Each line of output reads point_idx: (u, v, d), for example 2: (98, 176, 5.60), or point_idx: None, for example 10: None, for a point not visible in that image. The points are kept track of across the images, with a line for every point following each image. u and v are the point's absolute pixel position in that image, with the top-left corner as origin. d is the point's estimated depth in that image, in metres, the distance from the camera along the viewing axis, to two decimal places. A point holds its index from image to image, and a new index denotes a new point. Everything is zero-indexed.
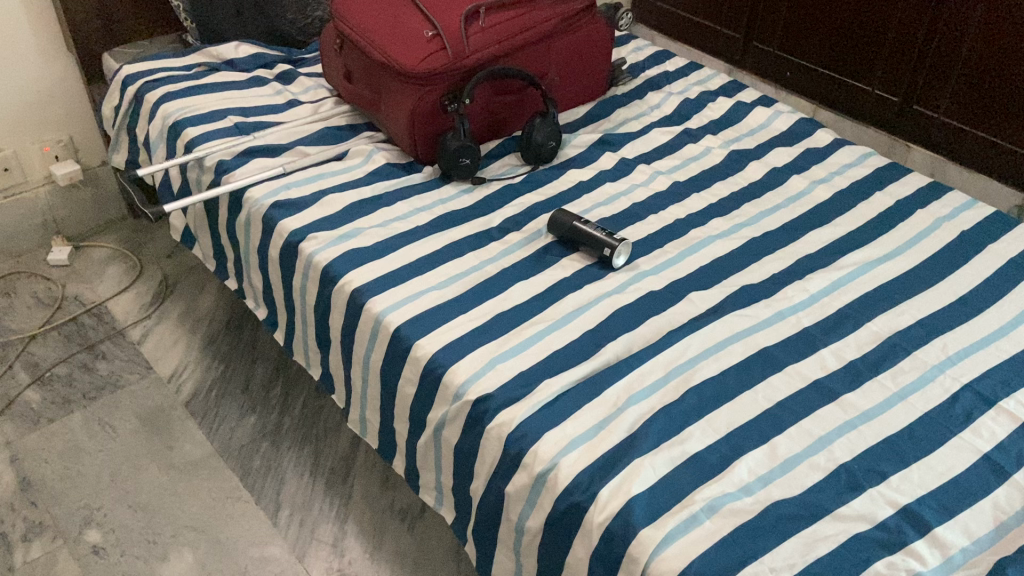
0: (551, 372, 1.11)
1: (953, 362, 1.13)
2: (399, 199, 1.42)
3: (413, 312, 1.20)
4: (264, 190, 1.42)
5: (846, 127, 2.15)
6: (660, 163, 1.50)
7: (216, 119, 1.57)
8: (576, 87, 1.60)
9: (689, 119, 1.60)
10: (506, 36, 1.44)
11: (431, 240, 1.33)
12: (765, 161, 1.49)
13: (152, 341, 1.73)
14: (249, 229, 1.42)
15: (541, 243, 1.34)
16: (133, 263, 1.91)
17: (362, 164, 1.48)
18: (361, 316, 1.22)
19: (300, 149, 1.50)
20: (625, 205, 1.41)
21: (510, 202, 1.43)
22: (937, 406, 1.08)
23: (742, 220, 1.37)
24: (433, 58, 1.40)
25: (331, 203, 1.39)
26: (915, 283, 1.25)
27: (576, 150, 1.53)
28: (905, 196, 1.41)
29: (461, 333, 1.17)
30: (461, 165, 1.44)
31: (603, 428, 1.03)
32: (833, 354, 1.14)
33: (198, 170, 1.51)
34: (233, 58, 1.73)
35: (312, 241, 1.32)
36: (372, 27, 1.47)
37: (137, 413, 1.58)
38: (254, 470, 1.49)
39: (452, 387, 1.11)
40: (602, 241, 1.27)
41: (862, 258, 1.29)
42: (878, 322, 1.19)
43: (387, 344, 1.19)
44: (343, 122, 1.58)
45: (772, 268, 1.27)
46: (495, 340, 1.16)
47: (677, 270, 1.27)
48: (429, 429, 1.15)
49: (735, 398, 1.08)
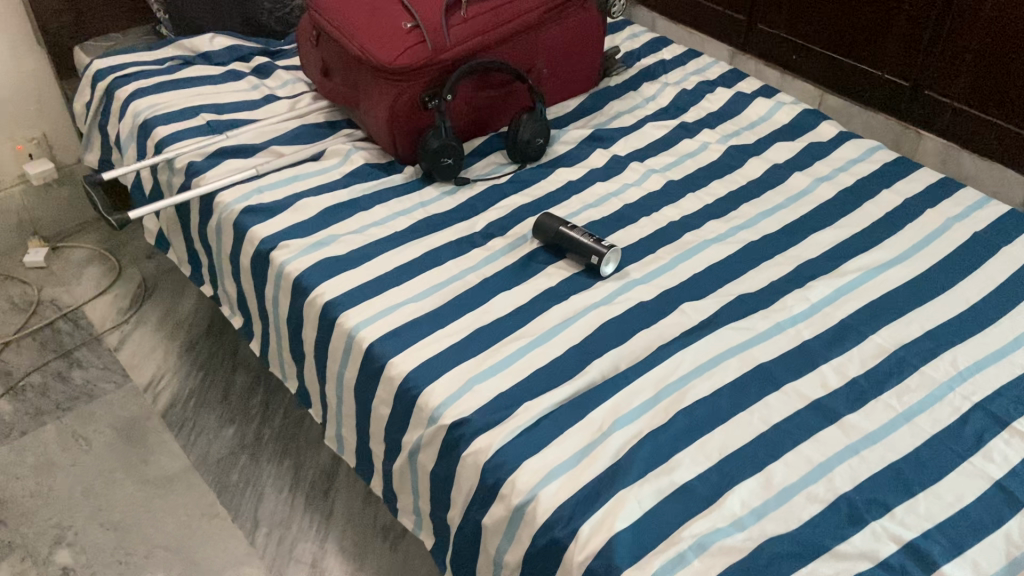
0: (532, 393, 1.04)
1: (963, 378, 1.06)
2: (378, 202, 1.35)
3: (388, 326, 1.13)
4: (236, 194, 1.35)
5: (855, 114, 2.06)
6: (654, 159, 1.42)
7: (188, 117, 1.50)
8: (565, 79, 1.52)
9: (686, 112, 1.51)
10: (489, 27, 1.36)
11: (410, 247, 1.26)
12: (766, 157, 1.41)
13: (130, 347, 1.67)
14: (220, 235, 1.35)
15: (526, 249, 1.26)
16: (112, 265, 1.85)
17: (340, 165, 1.41)
18: (334, 331, 1.16)
19: (275, 149, 1.43)
20: (615, 207, 1.33)
21: (495, 204, 1.36)
22: (946, 427, 1.00)
23: (740, 222, 1.29)
24: (411, 52, 1.32)
25: (305, 208, 1.32)
26: (923, 290, 1.17)
27: (565, 147, 1.45)
28: (914, 194, 1.33)
29: (438, 350, 1.10)
30: (444, 165, 1.37)
31: (586, 456, 0.96)
32: (834, 370, 1.07)
33: (169, 172, 1.44)
34: (208, 50, 1.65)
35: (284, 249, 1.25)
36: (348, 19, 1.39)
37: (113, 424, 1.52)
38: (232, 485, 1.43)
39: (427, 409, 1.04)
40: (589, 247, 1.20)
41: (867, 263, 1.21)
42: (883, 334, 1.11)
43: (361, 361, 1.12)
44: (321, 120, 1.51)
45: (771, 275, 1.20)
46: (473, 357, 1.09)
47: (669, 278, 1.20)
48: (405, 452, 1.08)
49: (729, 420, 1.01)
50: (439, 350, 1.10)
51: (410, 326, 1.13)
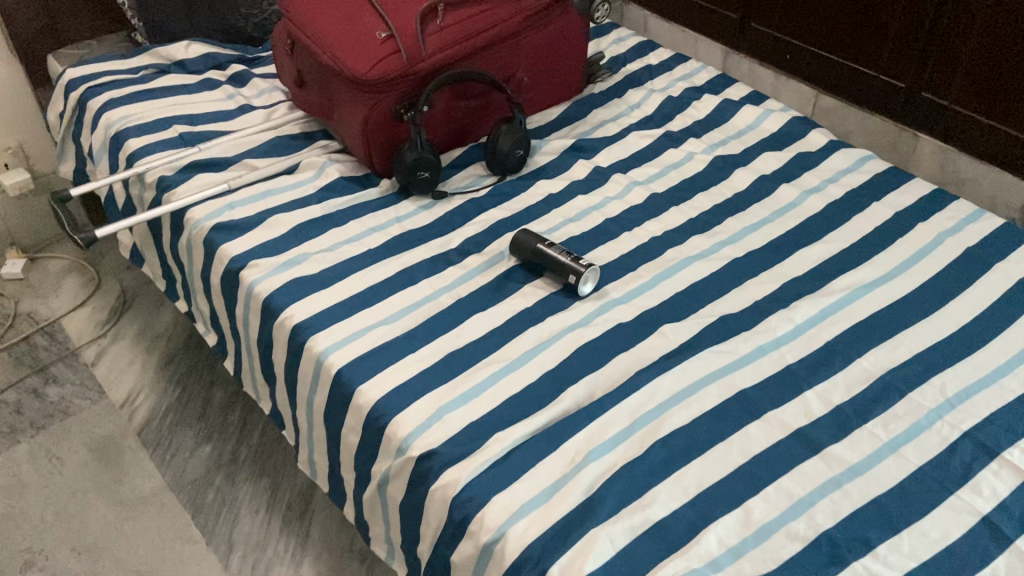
0: (504, 422, 1.00)
1: (952, 405, 1.02)
2: (352, 218, 1.31)
3: (357, 351, 1.09)
4: (206, 210, 1.31)
5: (851, 116, 2.01)
6: (637, 171, 1.38)
7: (161, 129, 1.46)
8: (547, 87, 1.48)
9: (671, 121, 1.47)
10: (467, 36, 1.32)
11: (383, 265, 1.23)
12: (752, 168, 1.37)
13: (107, 362, 1.64)
14: (191, 252, 1.32)
15: (503, 267, 1.23)
16: (91, 276, 1.81)
17: (314, 178, 1.37)
18: (303, 355, 1.12)
19: (248, 162, 1.40)
20: (597, 221, 1.29)
21: (472, 219, 1.32)
22: (933, 458, 0.97)
23: (724, 237, 1.25)
24: (385, 63, 1.28)
25: (277, 224, 1.28)
26: (912, 311, 1.13)
27: (547, 158, 1.41)
28: (905, 207, 1.29)
29: (408, 376, 1.06)
30: (420, 178, 1.33)
31: (557, 491, 0.93)
32: (818, 396, 1.03)
33: (140, 186, 1.41)
34: (183, 58, 1.61)
35: (254, 269, 1.21)
36: (322, 27, 1.35)
37: (87, 443, 1.49)
38: (207, 506, 1.40)
39: (395, 440, 1.01)
40: (567, 265, 1.16)
41: (854, 282, 1.17)
42: (870, 357, 1.07)
43: (329, 388, 1.09)
44: (297, 131, 1.47)
45: (755, 295, 1.16)
46: (444, 384, 1.05)
47: (650, 298, 1.16)
48: (374, 482, 1.05)
49: (707, 451, 0.97)
50: (409, 376, 1.06)
51: (381, 351, 1.09)
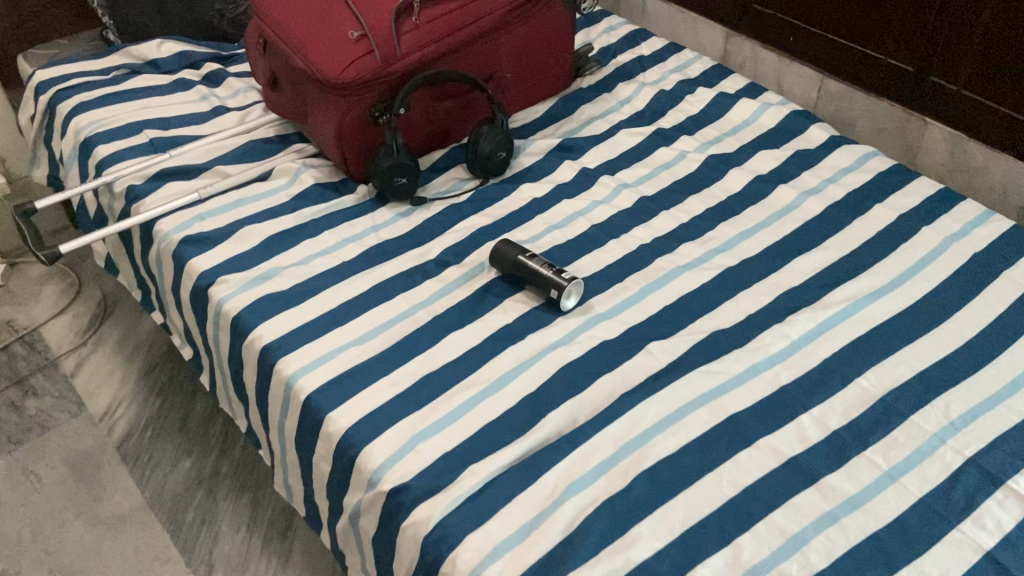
0: (480, 452, 0.95)
1: (956, 429, 0.96)
2: (327, 228, 1.25)
3: (328, 374, 1.04)
4: (176, 222, 1.25)
5: (857, 100, 1.92)
6: (626, 172, 1.31)
7: (131, 134, 1.40)
8: (532, 83, 1.41)
9: (663, 117, 1.40)
10: (445, 33, 1.25)
11: (358, 280, 1.17)
12: (748, 168, 1.30)
13: (87, 372, 1.59)
14: (161, 266, 1.26)
15: (484, 280, 1.17)
16: (72, 281, 1.77)
17: (288, 186, 1.31)
18: (272, 378, 1.07)
19: (220, 169, 1.34)
20: (583, 228, 1.23)
21: (453, 226, 1.26)
22: (935, 488, 0.91)
23: (717, 244, 1.19)
24: (358, 64, 1.22)
25: (249, 236, 1.23)
26: (914, 324, 1.07)
27: (532, 159, 1.35)
28: (909, 208, 1.22)
29: (380, 402, 1.01)
30: (398, 185, 1.27)
31: (534, 529, 0.87)
32: (813, 421, 0.97)
33: (109, 196, 1.35)
34: (155, 58, 1.55)
35: (223, 285, 1.16)
36: (294, 26, 1.28)
37: (66, 459, 1.45)
38: (187, 523, 1.35)
39: (365, 472, 0.95)
40: (549, 278, 1.10)
41: (853, 292, 1.11)
42: (869, 377, 1.01)
43: (299, 414, 1.03)
44: (272, 135, 1.41)
45: (748, 308, 1.10)
46: (418, 409, 1.00)
47: (637, 313, 1.10)
48: (347, 514, 1.00)
49: (694, 483, 0.91)
50: (382, 401, 1.01)
51: (353, 373, 1.04)
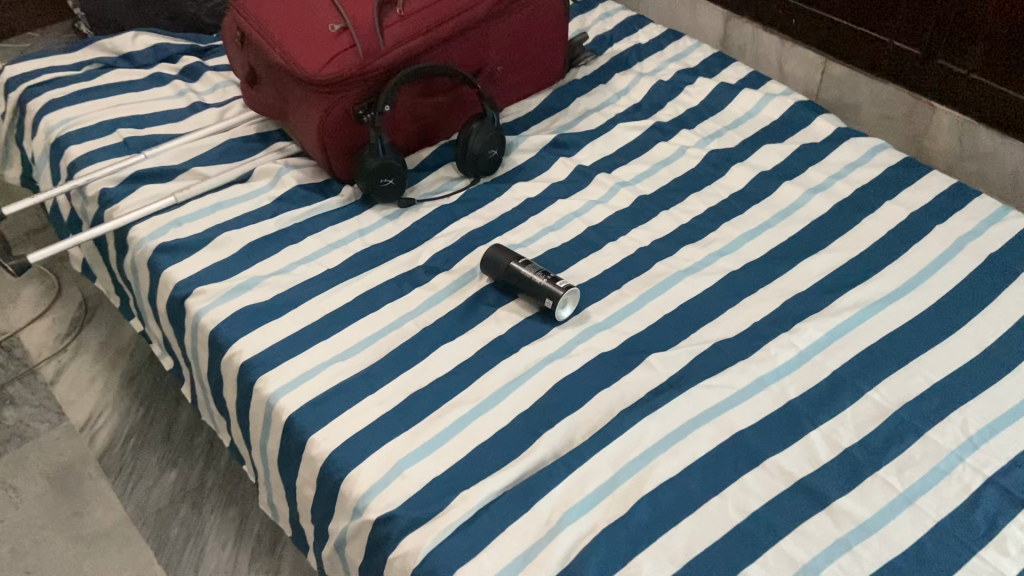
0: (471, 476, 0.90)
1: (974, 446, 0.90)
2: (310, 232, 1.19)
3: (311, 393, 0.98)
4: (151, 227, 1.19)
5: (862, 84, 1.86)
6: (624, 169, 1.25)
7: (104, 133, 1.34)
8: (525, 75, 1.35)
9: (661, 109, 1.34)
10: (432, 24, 1.19)
11: (342, 288, 1.11)
12: (751, 163, 1.24)
13: (67, 379, 1.54)
14: (137, 274, 1.20)
15: (475, 287, 1.11)
16: (51, 284, 1.71)
17: (269, 188, 1.25)
18: (253, 396, 1.01)
19: (197, 171, 1.27)
20: (578, 231, 1.17)
21: (443, 229, 1.20)
22: (953, 511, 0.85)
23: (720, 247, 1.13)
24: (339, 60, 1.15)
25: (228, 242, 1.17)
26: (928, 331, 1.01)
27: (524, 156, 1.29)
28: (920, 206, 1.16)
29: (366, 422, 0.95)
30: (384, 186, 1.21)
31: (529, 561, 0.82)
32: (824, 438, 0.92)
33: (82, 200, 1.29)
34: (130, 51, 1.48)
35: (201, 296, 1.10)
36: (272, 18, 1.22)
37: (46, 473, 1.40)
38: (172, 539, 1.30)
39: (350, 498, 0.90)
40: (544, 287, 1.05)
41: (864, 298, 1.05)
42: (882, 390, 0.96)
43: (281, 435, 0.98)
44: (252, 133, 1.35)
45: (753, 316, 1.04)
46: (406, 430, 0.94)
47: (635, 322, 1.05)
48: (332, 540, 0.94)
49: (699, 507, 0.86)
50: (368, 421, 0.95)
51: (337, 391, 0.99)
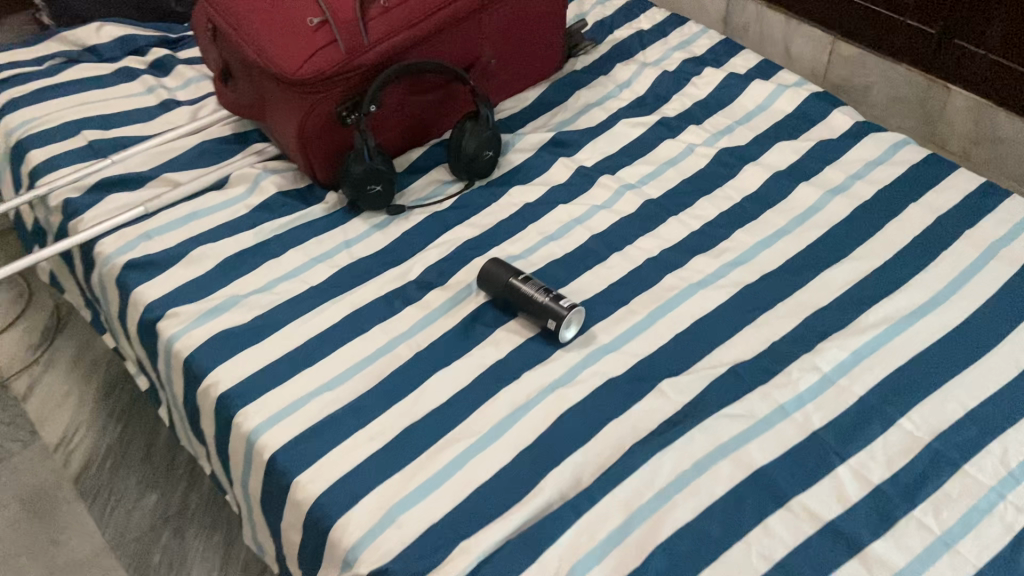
0: (470, 524, 0.82)
1: (1016, 481, 0.83)
2: (292, 244, 1.10)
3: (294, 429, 0.90)
4: (120, 241, 1.11)
5: (871, 65, 1.77)
6: (628, 170, 1.17)
7: (67, 135, 1.24)
8: (519, 67, 1.26)
9: (667, 103, 1.25)
10: (419, 16, 1.09)
11: (327, 308, 1.03)
12: (765, 162, 1.15)
13: (40, 395, 1.46)
14: (105, 292, 1.11)
15: (471, 305, 1.03)
16: (21, 291, 1.62)
17: (246, 195, 1.16)
18: (232, 432, 0.93)
19: (169, 177, 1.18)
20: (581, 240, 1.09)
21: (434, 239, 1.11)
22: (997, 556, 0.78)
23: (734, 256, 1.05)
24: (319, 57, 1.06)
25: (203, 257, 1.08)
26: (962, 349, 0.94)
27: (521, 157, 1.20)
28: (948, 208, 1.08)
29: (355, 462, 0.87)
30: (371, 193, 1.12)
31: None
32: (853, 474, 0.84)
33: (45, 210, 1.19)
34: (94, 44, 1.38)
35: (174, 319, 1.02)
36: (244, 11, 1.12)
37: (19, 497, 1.32)
38: (153, 568, 1.23)
39: (339, 549, 0.82)
40: (546, 306, 0.97)
41: (891, 313, 0.97)
42: (914, 418, 0.89)
43: (263, 475, 0.90)
44: (228, 134, 1.26)
45: (772, 334, 0.97)
46: (398, 471, 0.86)
47: (645, 343, 0.97)
48: None
49: (720, 556, 0.79)
50: (357, 460, 0.88)
51: (324, 425, 0.91)
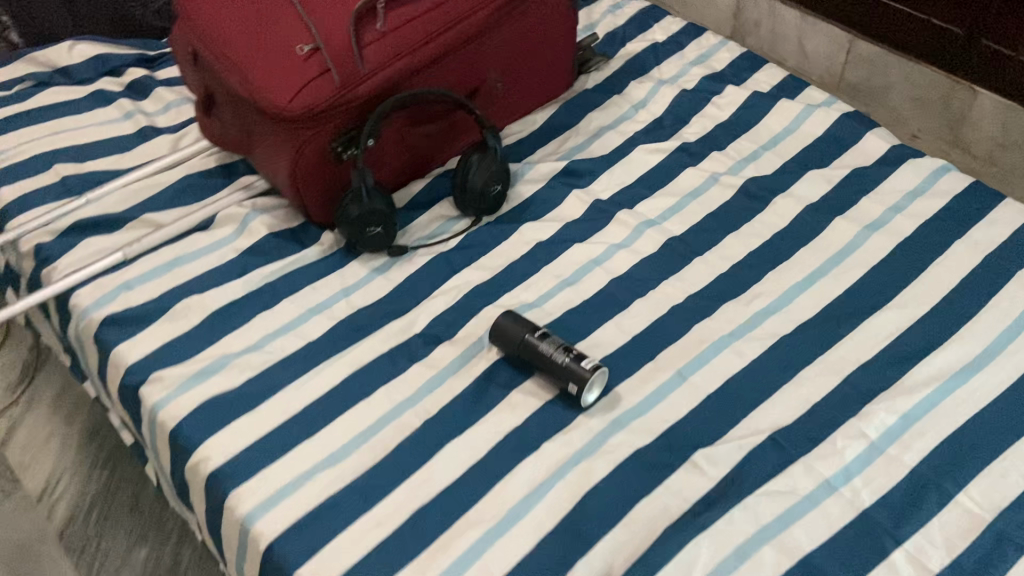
0: None
1: None
2: (285, 294, 1.02)
3: (293, 514, 0.82)
4: (98, 292, 1.02)
5: (892, 65, 1.67)
6: (648, 203, 1.08)
7: (38, 170, 1.14)
8: (526, 89, 1.16)
9: (686, 125, 1.16)
10: (420, 41, 1.00)
11: (326, 368, 0.94)
12: (796, 193, 1.07)
13: (21, 439, 1.38)
14: (83, 347, 1.03)
15: (482, 362, 0.94)
16: None
17: (234, 238, 1.07)
18: (224, 514, 0.85)
19: (150, 218, 1.09)
20: (599, 285, 1.00)
21: (440, 284, 1.03)
22: None
23: (767, 302, 0.97)
24: (310, 90, 0.96)
25: (189, 311, 0.99)
26: (1022, 410, 0.86)
27: (531, 189, 1.11)
28: (997, 245, 0.99)
29: (360, 553, 0.79)
30: (370, 235, 1.03)
31: None
32: (910, 561, 0.77)
33: (16, 254, 1.10)
34: (67, 64, 1.28)
35: (158, 384, 0.93)
36: (226, 37, 1.02)
37: None
38: None
39: None
40: (567, 366, 0.88)
41: (941, 370, 0.89)
42: (973, 493, 0.81)
43: (259, 565, 0.82)
44: (213, 165, 1.16)
45: (812, 394, 0.89)
46: (408, 564, 0.78)
47: (674, 406, 0.89)
48: None
49: None
50: (363, 550, 0.80)
51: (326, 509, 0.83)
